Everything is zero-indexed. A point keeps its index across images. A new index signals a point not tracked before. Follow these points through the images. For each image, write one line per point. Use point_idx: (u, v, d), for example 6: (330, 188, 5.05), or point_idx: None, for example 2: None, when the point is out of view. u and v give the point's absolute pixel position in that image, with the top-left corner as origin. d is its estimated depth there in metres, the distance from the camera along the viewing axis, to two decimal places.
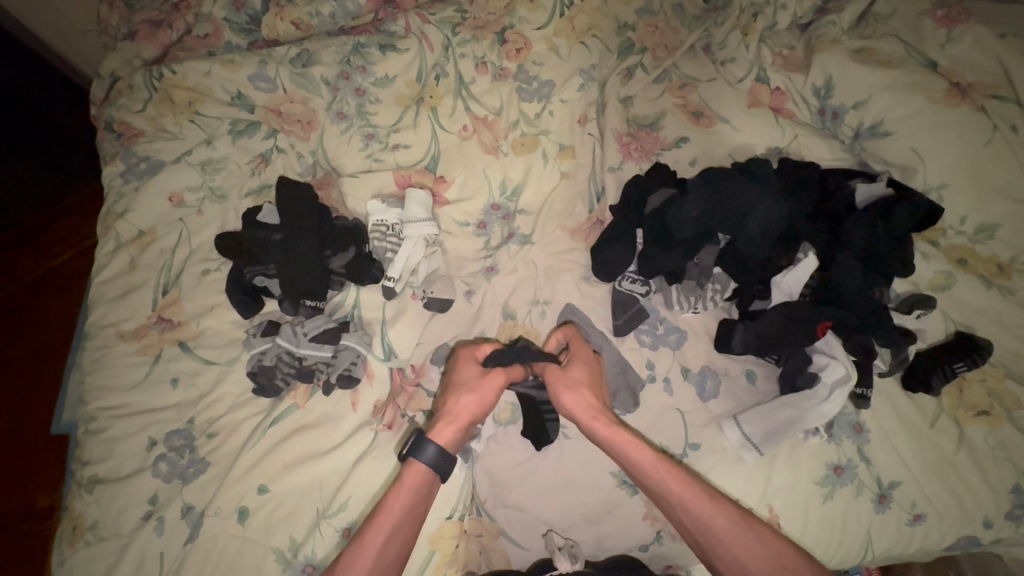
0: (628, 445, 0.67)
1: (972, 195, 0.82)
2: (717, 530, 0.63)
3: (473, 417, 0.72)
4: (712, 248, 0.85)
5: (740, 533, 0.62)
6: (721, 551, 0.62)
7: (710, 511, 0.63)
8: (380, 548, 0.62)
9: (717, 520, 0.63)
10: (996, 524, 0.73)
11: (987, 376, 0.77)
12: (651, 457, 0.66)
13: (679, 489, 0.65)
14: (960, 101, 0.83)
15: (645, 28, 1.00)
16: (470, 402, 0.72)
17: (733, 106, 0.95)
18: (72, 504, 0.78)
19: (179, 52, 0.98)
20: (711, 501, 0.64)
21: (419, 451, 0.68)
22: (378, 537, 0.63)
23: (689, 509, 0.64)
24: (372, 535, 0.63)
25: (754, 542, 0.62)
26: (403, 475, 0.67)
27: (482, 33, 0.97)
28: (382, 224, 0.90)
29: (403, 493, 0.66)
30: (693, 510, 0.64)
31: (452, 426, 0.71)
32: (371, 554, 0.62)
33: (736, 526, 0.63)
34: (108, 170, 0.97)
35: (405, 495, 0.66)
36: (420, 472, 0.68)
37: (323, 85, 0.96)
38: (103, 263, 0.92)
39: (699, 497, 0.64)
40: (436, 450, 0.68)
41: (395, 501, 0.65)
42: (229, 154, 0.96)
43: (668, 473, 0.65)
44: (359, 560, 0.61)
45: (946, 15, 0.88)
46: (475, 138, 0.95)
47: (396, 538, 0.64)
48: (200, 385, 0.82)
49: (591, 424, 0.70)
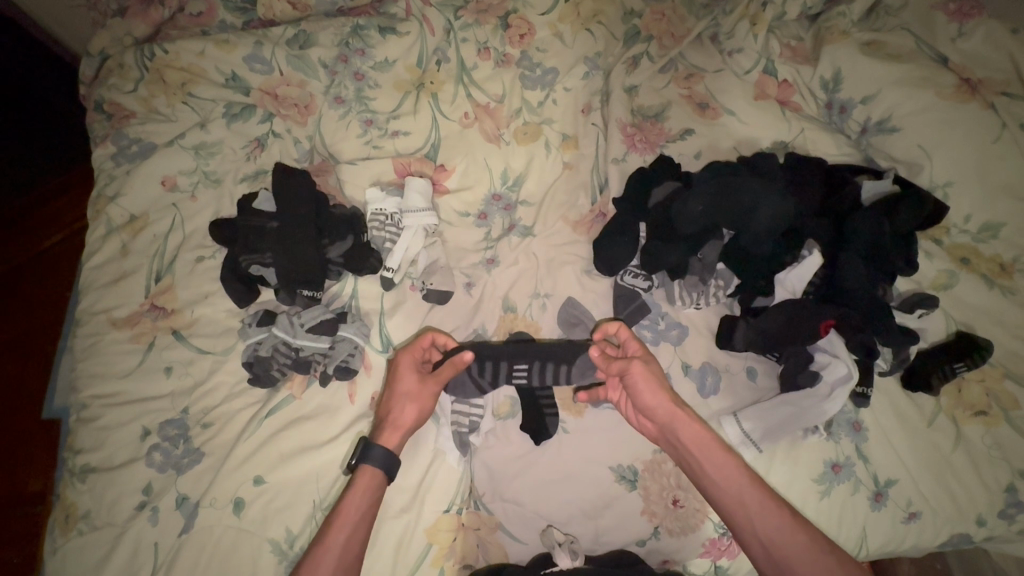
0: (717, 453, 0.69)
1: (977, 193, 0.81)
2: (797, 549, 0.63)
3: (416, 422, 0.73)
4: (717, 243, 0.83)
5: (820, 554, 0.63)
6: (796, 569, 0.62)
7: (791, 526, 0.64)
8: (340, 549, 0.64)
9: (800, 539, 0.64)
10: (990, 522, 0.74)
11: (986, 376, 0.77)
12: (738, 466, 0.68)
13: (761, 501, 0.66)
14: (970, 97, 0.82)
15: (652, 16, 0.98)
16: (412, 410, 0.73)
17: (740, 98, 0.93)
18: (64, 492, 0.77)
19: (171, 30, 0.95)
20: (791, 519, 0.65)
21: (368, 456, 0.68)
22: (339, 539, 0.64)
23: (770, 522, 0.65)
24: (333, 537, 0.64)
25: (831, 563, 0.62)
26: (356, 480, 0.68)
27: (484, 17, 0.95)
28: (380, 213, 0.89)
29: (357, 496, 0.67)
30: (776, 525, 0.65)
31: (396, 430, 0.71)
32: (332, 554, 0.64)
33: (818, 545, 0.63)
34: (98, 152, 0.94)
35: (359, 498, 0.67)
36: (373, 475, 0.68)
37: (321, 68, 0.93)
38: (94, 247, 0.90)
39: (782, 513, 0.65)
40: (383, 453, 0.68)
41: (350, 505, 0.66)
42: (224, 138, 0.93)
43: (757, 489, 0.67)
44: (322, 558, 0.63)
45: (958, 8, 0.86)
46: (477, 126, 0.93)
47: (355, 538, 0.65)
48: (195, 374, 0.81)
49: (681, 428, 0.70)
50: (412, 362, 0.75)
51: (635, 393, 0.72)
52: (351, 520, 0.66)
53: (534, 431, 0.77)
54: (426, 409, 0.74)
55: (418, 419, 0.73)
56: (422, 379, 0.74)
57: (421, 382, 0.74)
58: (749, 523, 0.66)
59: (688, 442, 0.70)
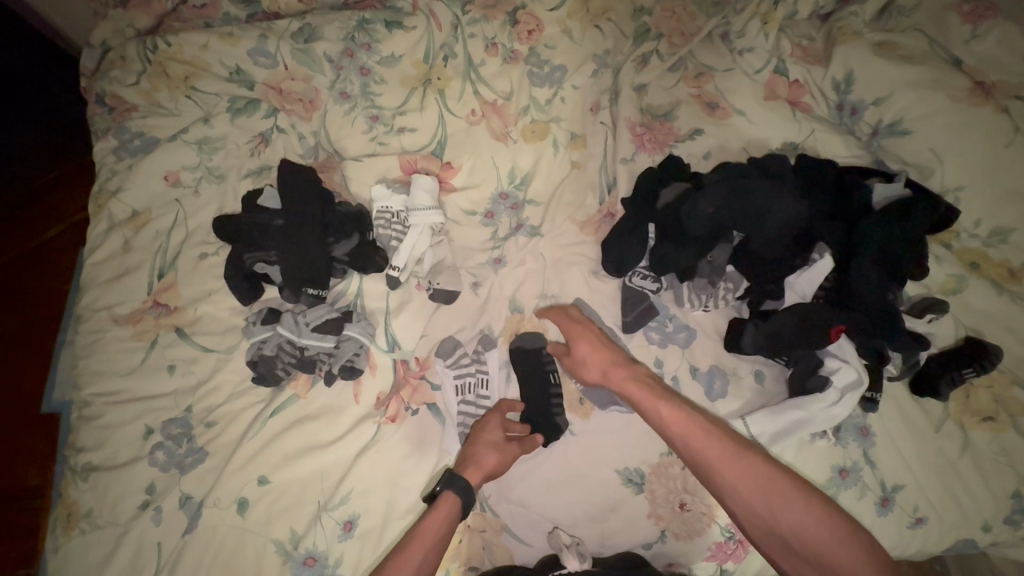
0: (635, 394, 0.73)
1: (989, 198, 0.81)
2: (711, 461, 0.67)
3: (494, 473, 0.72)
4: (727, 245, 0.83)
5: (732, 462, 0.66)
6: (717, 480, 0.67)
7: (702, 435, 0.68)
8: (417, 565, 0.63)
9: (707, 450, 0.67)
10: (995, 528, 0.74)
11: (994, 382, 0.77)
12: (659, 407, 0.70)
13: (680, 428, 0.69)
14: (983, 101, 0.81)
15: (662, 13, 0.97)
16: (493, 457, 0.72)
17: (750, 98, 0.92)
18: (66, 491, 0.76)
19: (175, 22, 0.94)
20: (703, 432, 0.68)
21: (452, 484, 0.69)
22: (418, 554, 0.64)
23: (688, 444, 0.68)
24: (411, 550, 0.64)
25: (743, 468, 0.66)
26: (438, 505, 0.68)
27: (492, 13, 0.93)
28: (386, 211, 0.87)
29: (437, 519, 0.67)
30: (693, 443, 0.68)
31: (479, 470, 0.71)
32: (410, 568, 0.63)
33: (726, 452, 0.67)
34: (100, 146, 0.93)
35: (440, 522, 0.67)
36: (455, 505, 0.68)
37: (325, 62, 0.91)
38: (96, 243, 0.89)
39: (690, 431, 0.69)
40: (464, 484, 0.68)
41: (430, 526, 0.66)
42: (227, 133, 0.92)
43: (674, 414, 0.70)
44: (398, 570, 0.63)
45: (973, 9, 0.85)
46: (484, 124, 0.92)
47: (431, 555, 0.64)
48: (198, 372, 0.80)
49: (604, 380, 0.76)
50: (500, 422, 0.77)
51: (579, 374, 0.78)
52: (430, 540, 0.65)
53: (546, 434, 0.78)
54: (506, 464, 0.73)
55: (498, 468, 0.72)
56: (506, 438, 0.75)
57: (505, 439, 0.75)
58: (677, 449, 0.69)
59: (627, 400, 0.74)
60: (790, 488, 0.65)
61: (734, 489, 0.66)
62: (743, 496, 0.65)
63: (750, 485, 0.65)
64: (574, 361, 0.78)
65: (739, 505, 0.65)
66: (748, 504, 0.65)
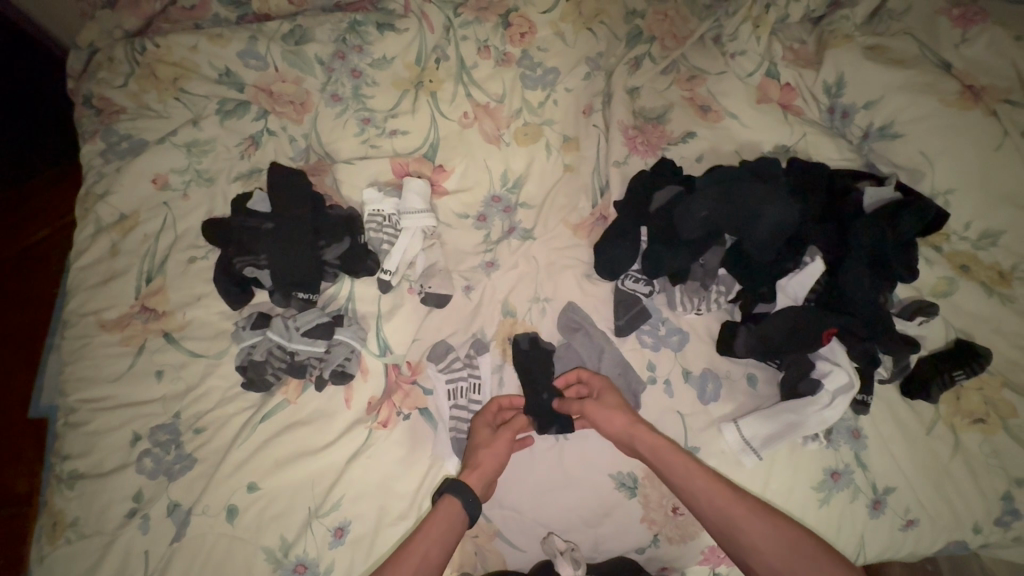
0: (646, 441, 0.71)
1: (978, 201, 0.81)
2: (732, 518, 0.65)
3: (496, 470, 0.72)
4: (719, 249, 0.82)
5: (758, 520, 0.65)
6: (739, 539, 0.65)
7: (733, 502, 0.66)
8: (422, 563, 0.63)
9: (736, 507, 0.66)
10: (986, 529, 0.74)
11: (985, 384, 0.77)
12: (681, 456, 0.69)
13: (705, 486, 0.67)
14: (973, 105, 0.82)
15: (655, 16, 0.97)
16: (491, 458, 0.72)
17: (742, 101, 0.93)
18: (51, 499, 0.75)
19: (163, 23, 0.93)
20: (728, 489, 0.67)
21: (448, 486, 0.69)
22: (419, 552, 0.64)
23: (712, 500, 0.67)
24: (412, 551, 0.64)
25: (768, 529, 0.65)
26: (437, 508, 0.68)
27: (485, 15, 0.93)
28: (378, 214, 0.86)
29: (439, 519, 0.67)
30: (726, 509, 0.66)
31: (480, 474, 0.71)
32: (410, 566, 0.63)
33: (753, 513, 0.66)
34: (87, 148, 0.92)
35: (443, 521, 0.67)
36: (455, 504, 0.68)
37: (316, 64, 0.91)
38: (83, 246, 0.88)
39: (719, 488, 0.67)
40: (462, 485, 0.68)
41: (431, 528, 0.66)
42: (216, 135, 0.91)
43: (690, 466, 0.68)
44: (403, 569, 0.63)
45: (962, 14, 0.85)
46: (476, 127, 0.92)
47: (439, 547, 0.65)
48: (187, 377, 0.79)
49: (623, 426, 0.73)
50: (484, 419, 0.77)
51: (596, 423, 0.75)
52: (432, 539, 0.65)
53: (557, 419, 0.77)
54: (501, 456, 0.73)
55: (498, 469, 0.73)
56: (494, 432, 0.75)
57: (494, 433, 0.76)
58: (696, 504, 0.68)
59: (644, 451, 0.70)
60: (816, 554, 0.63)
61: (756, 548, 0.64)
62: (769, 558, 0.63)
63: (779, 551, 0.63)
64: (602, 405, 0.75)
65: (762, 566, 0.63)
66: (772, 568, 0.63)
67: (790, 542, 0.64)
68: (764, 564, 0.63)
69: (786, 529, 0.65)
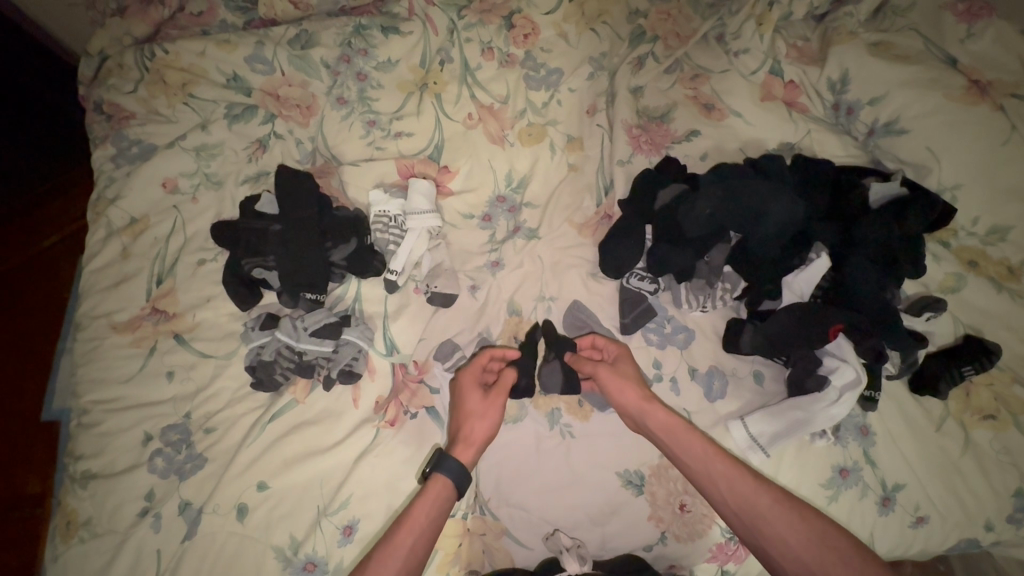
0: (659, 417, 0.70)
1: (985, 196, 0.81)
2: (758, 507, 0.65)
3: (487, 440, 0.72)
4: (724, 246, 0.83)
5: (784, 512, 0.65)
6: (766, 530, 0.64)
7: (758, 493, 0.66)
8: (407, 551, 0.63)
9: (762, 497, 0.66)
10: (997, 527, 0.74)
11: (995, 380, 0.77)
12: (702, 441, 0.69)
13: (727, 472, 0.67)
14: (979, 100, 0.82)
15: (657, 15, 0.97)
16: (482, 427, 0.71)
17: (746, 99, 0.93)
18: (65, 499, 0.76)
19: (172, 30, 0.94)
20: (753, 479, 0.67)
21: (442, 465, 0.68)
22: (406, 540, 0.64)
23: (735, 488, 0.67)
24: (399, 538, 0.64)
25: (796, 522, 0.64)
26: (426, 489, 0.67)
27: (488, 17, 0.94)
28: (384, 215, 0.87)
29: (426, 501, 0.66)
30: (752, 499, 0.66)
31: (469, 446, 0.70)
32: (400, 556, 0.63)
33: (778, 503, 0.65)
34: (98, 153, 0.93)
35: (429, 504, 0.66)
36: (442, 484, 0.67)
37: (322, 68, 0.92)
38: (95, 250, 0.89)
39: (744, 476, 0.67)
40: (457, 466, 0.68)
41: (419, 511, 0.65)
42: (224, 139, 0.92)
43: (710, 450, 0.68)
44: (390, 558, 0.63)
45: (968, 9, 0.85)
46: (481, 127, 0.92)
47: (431, 531, 0.65)
48: (197, 378, 0.80)
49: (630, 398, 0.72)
50: (473, 381, 0.74)
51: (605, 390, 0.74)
52: (420, 524, 0.65)
53: (563, 381, 0.77)
54: (491, 422, 0.71)
55: (489, 437, 0.71)
56: (487, 396, 0.73)
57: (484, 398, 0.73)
58: (717, 491, 0.67)
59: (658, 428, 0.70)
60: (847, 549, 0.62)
61: (781, 539, 0.64)
62: (795, 549, 0.63)
63: (808, 542, 0.63)
64: (615, 371, 0.74)
65: (786, 557, 0.63)
66: (800, 561, 0.63)
67: (820, 537, 0.63)
68: (791, 556, 0.63)
69: (815, 524, 0.65)
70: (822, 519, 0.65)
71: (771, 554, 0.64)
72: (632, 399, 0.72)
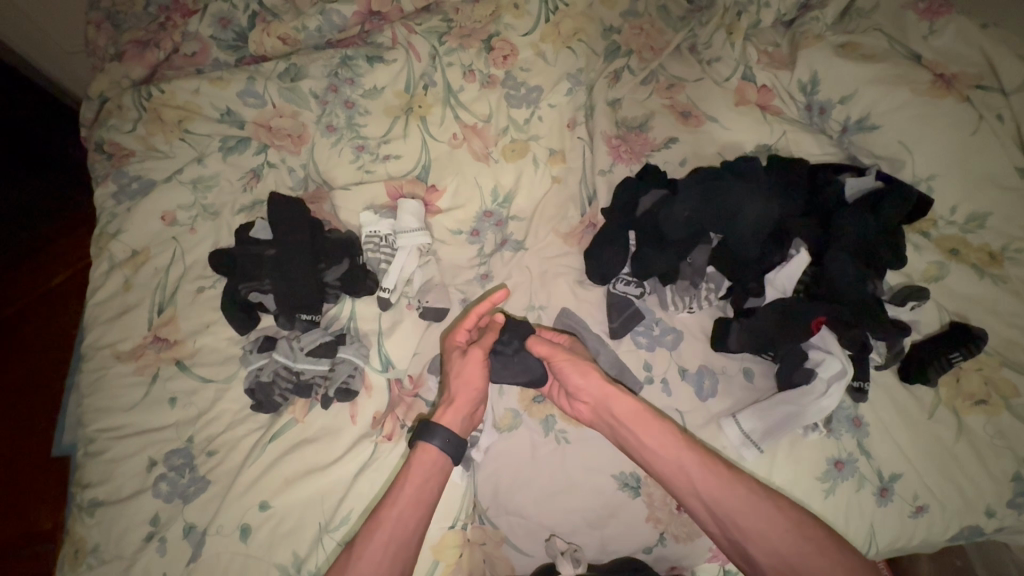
0: (626, 405, 0.71)
1: (960, 185, 0.82)
2: (735, 502, 0.66)
3: (471, 399, 0.74)
4: (705, 247, 0.85)
5: (760, 507, 0.66)
6: (743, 526, 0.65)
7: (733, 490, 0.66)
8: (395, 526, 0.65)
9: (737, 491, 0.66)
10: (999, 513, 0.73)
11: (983, 364, 0.77)
12: (669, 431, 0.70)
13: (696, 463, 0.68)
14: (945, 92, 0.84)
15: (631, 31, 1.00)
16: (463, 386, 0.74)
17: (721, 104, 0.96)
18: (73, 527, 0.78)
19: (167, 70, 0.99)
20: (726, 472, 0.68)
21: (432, 435, 0.70)
22: (392, 514, 0.66)
23: (708, 481, 0.67)
24: (389, 513, 0.66)
25: (774, 514, 0.65)
26: (414, 458, 0.70)
27: (468, 41, 0.97)
28: (375, 235, 0.90)
29: (413, 473, 0.68)
30: (727, 496, 0.66)
31: (458, 412, 0.73)
32: (386, 532, 0.65)
33: (755, 495, 0.66)
34: (100, 191, 0.97)
35: (414, 476, 0.68)
36: (433, 454, 0.70)
37: (311, 98, 0.96)
38: (98, 284, 0.92)
39: (718, 471, 0.68)
40: (445, 432, 0.70)
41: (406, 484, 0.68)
42: (220, 171, 0.96)
43: (681, 439, 0.70)
44: (376, 532, 0.65)
45: (928, 6, 0.88)
46: (465, 146, 0.95)
47: (421, 500, 0.67)
48: (199, 403, 0.82)
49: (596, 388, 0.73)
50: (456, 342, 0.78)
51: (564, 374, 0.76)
52: (404, 499, 0.67)
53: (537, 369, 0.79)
54: (479, 379, 0.75)
55: (475, 395, 0.75)
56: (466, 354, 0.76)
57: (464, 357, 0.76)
58: (688, 486, 0.68)
59: (622, 417, 0.72)
60: (828, 545, 0.63)
61: (757, 535, 0.65)
62: (774, 545, 0.64)
63: (784, 537, 0.64)
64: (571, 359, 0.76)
65: (763, 549, 0.64)
66: (778, 554, 0.64)
67: (796, 526, 0.65)
68: (769, 550, 0.64)
69: (791, 514, 0.66)
70: (798, 510, 0.66)
71: (747, 550, 0.65)
72: (594, 388, 0.73)
